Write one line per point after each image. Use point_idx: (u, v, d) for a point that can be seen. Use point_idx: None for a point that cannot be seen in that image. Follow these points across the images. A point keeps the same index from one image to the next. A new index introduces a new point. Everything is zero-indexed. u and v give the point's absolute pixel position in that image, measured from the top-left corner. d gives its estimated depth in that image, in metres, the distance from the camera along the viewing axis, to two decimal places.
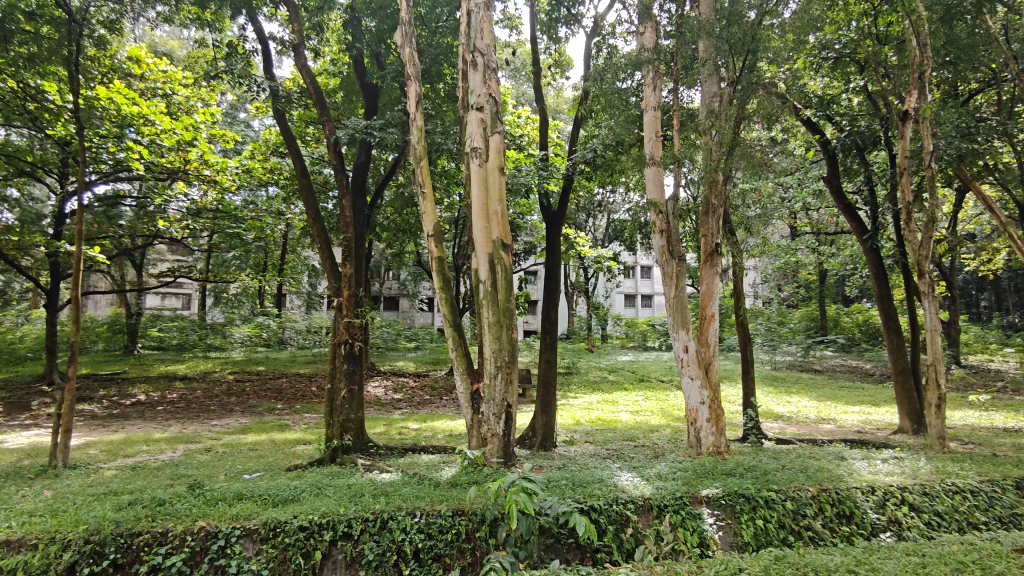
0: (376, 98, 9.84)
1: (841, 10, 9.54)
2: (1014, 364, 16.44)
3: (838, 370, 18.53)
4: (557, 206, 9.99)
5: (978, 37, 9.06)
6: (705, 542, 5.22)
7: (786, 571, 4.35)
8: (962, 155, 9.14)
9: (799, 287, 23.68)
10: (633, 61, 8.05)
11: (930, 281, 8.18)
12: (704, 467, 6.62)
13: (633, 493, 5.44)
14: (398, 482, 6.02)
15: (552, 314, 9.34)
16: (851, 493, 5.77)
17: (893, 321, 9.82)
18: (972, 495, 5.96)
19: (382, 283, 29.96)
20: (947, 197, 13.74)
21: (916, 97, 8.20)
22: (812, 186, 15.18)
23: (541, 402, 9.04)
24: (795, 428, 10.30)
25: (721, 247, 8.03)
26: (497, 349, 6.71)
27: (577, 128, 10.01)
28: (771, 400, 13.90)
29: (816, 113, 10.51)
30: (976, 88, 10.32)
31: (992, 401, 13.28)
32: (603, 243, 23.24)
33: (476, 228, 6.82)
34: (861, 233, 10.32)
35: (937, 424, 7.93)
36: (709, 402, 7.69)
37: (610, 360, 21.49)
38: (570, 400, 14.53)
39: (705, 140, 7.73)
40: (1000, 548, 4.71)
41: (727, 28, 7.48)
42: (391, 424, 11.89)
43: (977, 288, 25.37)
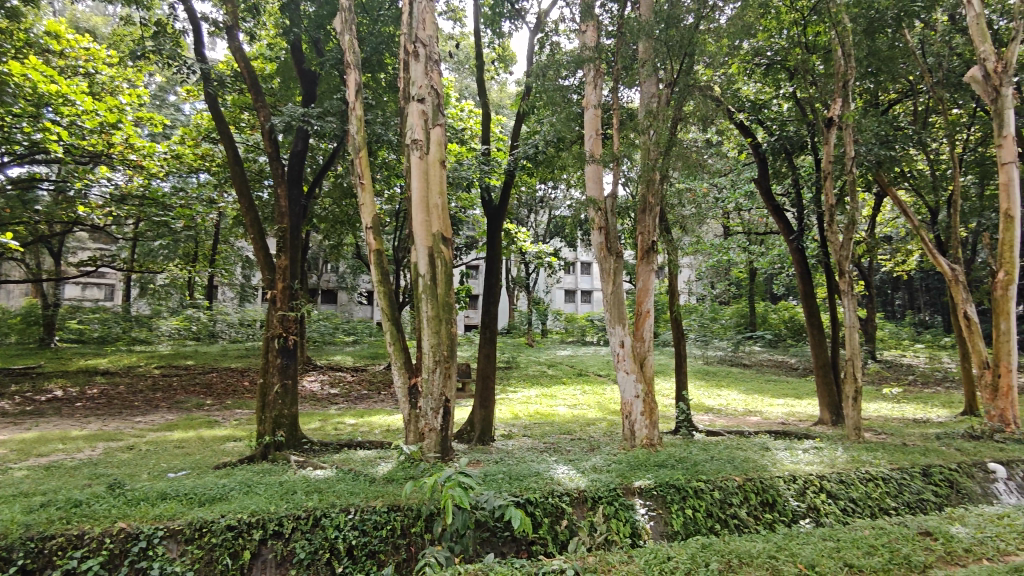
0: (315, 86, 9.53)
1: (773, 18, 9.90)
2: (924, 359, 17.61)
3: (765, 365, 19.32)
4: (498, 201, 9.99)
5: (896, 51, 9.61)
6: (637, 532, 5.35)
7: (711, 558, 4.50)
8: (881, 162, 9.68)
9: (730, 284, 24.58)
10: (575, 59, 8.11)
11: (850, 281, 8.60)
12: (637, 459, 6.78)
13: (568, 486, 5.51)
14: (332, 479, 5.91)
15: (492, 308, 9.34)
16: (774, 481, 6.03)
17: (815, 318, 10.26)
18: (884, 482, 6.34)
19: (320, 275, 29.29)
20: (867, 202, 14.56)
21: (840, 105, 8.55)
22: (744, 188, 15.78)
23: (479, 396, 9.04)
24: (724, 420, 10.69)
25: (657, 245, 8.23)
26: (435, 344, 6.65)
27: (519, 123, 10.04)
28: (702, 393, 14.39)
29: (748, 117, 10.99)
30: (895, 99, 10.91)
31: (904, 393, 14.16)
32: (544, 239, 23.45)
33: (416, 221, 6.74)
34: (788, 234, 10.77)
35: (853, 415, 8.36)
36: (644, 395, 7.87)
37: (550, 354, 21.75)
38: (508, 394, 14.60)
39: (643, 140, 7.88)
40: (907, 532, 5.02)
41: (666, 31, 7.69)
42: (327, 419, 11.64)
43: (892, 288, 26.97)
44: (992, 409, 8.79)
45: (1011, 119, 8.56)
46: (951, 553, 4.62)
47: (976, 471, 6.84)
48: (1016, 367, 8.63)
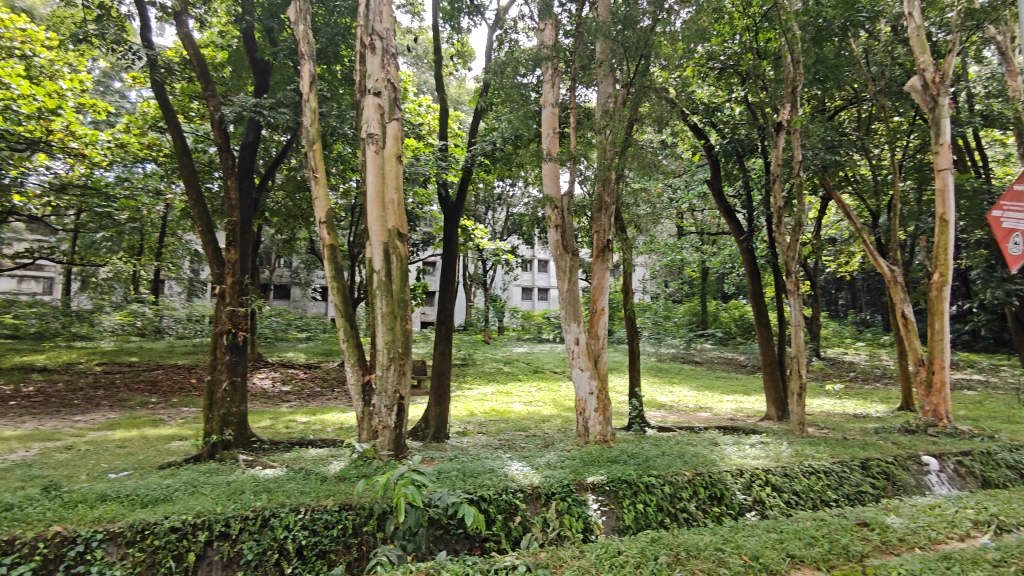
0: (267, 76, 9.29)
1: (726, 23, 10.12)
2: (865, 356, 18.33)
3: (715, 362, 19.78)
4: (455, 198, 9.95)
5: (842, 59, 9.97)
6: (589, 527, 5.41)
7: (661, 552, 4.58)
8: (826, 166, 10.02)
9: (683, 283, 25.09)
10: (533, 57, 8.12)
11: (796, 281, 8.88)
12: (590, 456, 6.85)
13: (522, 483, 5.53)
14: (282, 478, 5.79)
15: (448, 305, 9.29)
16: (723, 476, 6.18)
17: (763, 317, 10.55)
18: (825, 475, 6.57)
19: (272, 270, 28.63)
20: (813, 204, 15.06)
21: (789, 110, 8.82)
22: (697, 189, 16.12)
23: (434, 393, 8.99)
24: (675, 416, 10.92)
25: (612, 244, 8.33)
26: (390, 341, 6.58)
27: (477, 120, 10.01)
28: (654, 390, 14.66)
29: (702, 119, 11.22)
30: (841, 105, 11.29)
31: (846, 390, 14.71)
32: (502, 236, 23.47)
33: (371, 216, 6.66)
34: (739, 235, 11.04)
35: (798, 411, 8.64)
36: (598, 392, 7.96)
37: (506, 351, 21.79)
38: (464, 391, 14.57)
39: (600, 139, 7.97)
40: (846, 523, 5.21)
41: (622, 32, 7.78)
42: (278, 417, 11.41)
43: (836, 288, 27.99)
44: (926, 405, 9.22)
45: (947, 128, 8.97)
46: (886, 542, 4.82)
47: (910, 463, 7.15)
48: (948, 364, 9.07)
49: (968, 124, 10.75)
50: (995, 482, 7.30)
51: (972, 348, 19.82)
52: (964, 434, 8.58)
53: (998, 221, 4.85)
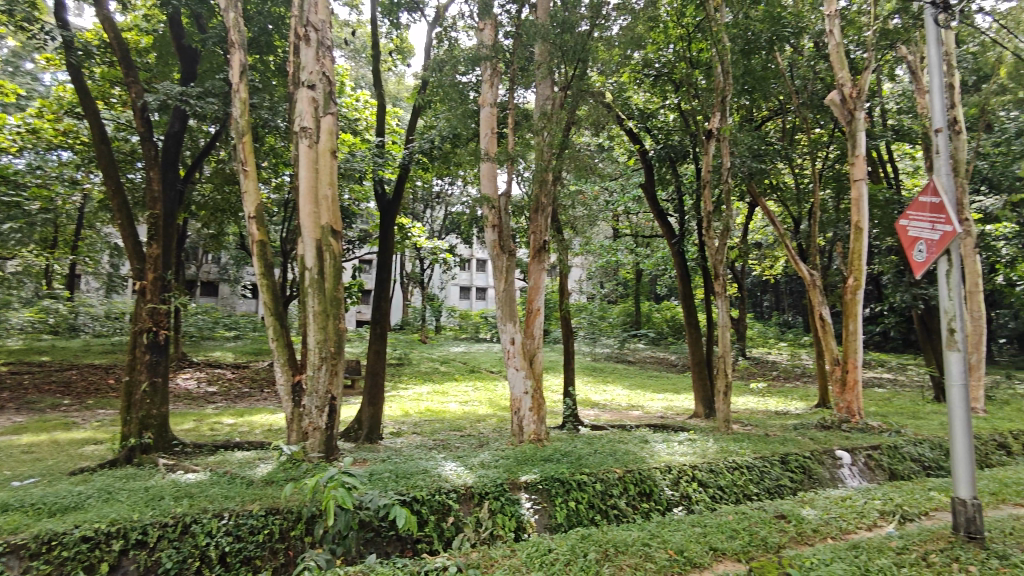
0: (195, 64, 8.95)
1: (661, 31, 10.40)
2: (787, 356, 19.22)
3: (647, 361, 20.26)
4: (391, 195, 9.80)
5: (769, 72, 10.39)
6: (522, 526, 5.45)
7: (591, 549, 4.65)
8: (753, 174, 10.45)
9: (618, 284, 25.60)
10: (472, 56, 8.08)
11: (723, 283, 9.22)
12: (524, 455, 6.89)
13: (456, 483, 5.51)
14: (205, 482, 5.56)
15: (383, 305, 9.16)
16: (652, 472, 6.35)
17: (693, 318, 10.88)
18: (748, 470, 6.85)
19: (199, 266, 27.44)
20: (741, 210, 15.66)
21: (719, 118, 9.14)
22: (632, 192, 16.51)
23: (367, 393, 8.84)
24: (608, 414, 11.14)
25: (548, 245, 8.43)
26: (322, 340, 6.43)
27: (414, 117, 9.90)
28: (589, 389, 14.91)
29: (637, 124, 11.48)
30: (767, 116, 11.78)
31: (768, 388, 15.38)
32: (440, 235, 23.31)
33: (303, 212, 6.48)
34: (671, 238, 11.34)
35: (723, 408, 8.99)
36: (532, 391, 8.03)
37: (442, 350, 21.67)
38: (399, 391, 14.39)
39: (538, 140, 8.03)
40: (765, 515, 5.45)
41: (561, 35, 7.88)
42: (202, 419, 10.95)
43: (761, 290, 29.21)
44: (840, 402, 9.74)
45: (862, 141, 9.50)
46: (801, 533, 5.08)
47: (825, 457, 7.55)
48: (861, 364, 9.62)
49: (881, 138, 11.42)
50: (901, 474, 7.79)
51: (882, 348, 21.12)
52: (874, 429, 9.11)
53: (904, 230, 5.22)
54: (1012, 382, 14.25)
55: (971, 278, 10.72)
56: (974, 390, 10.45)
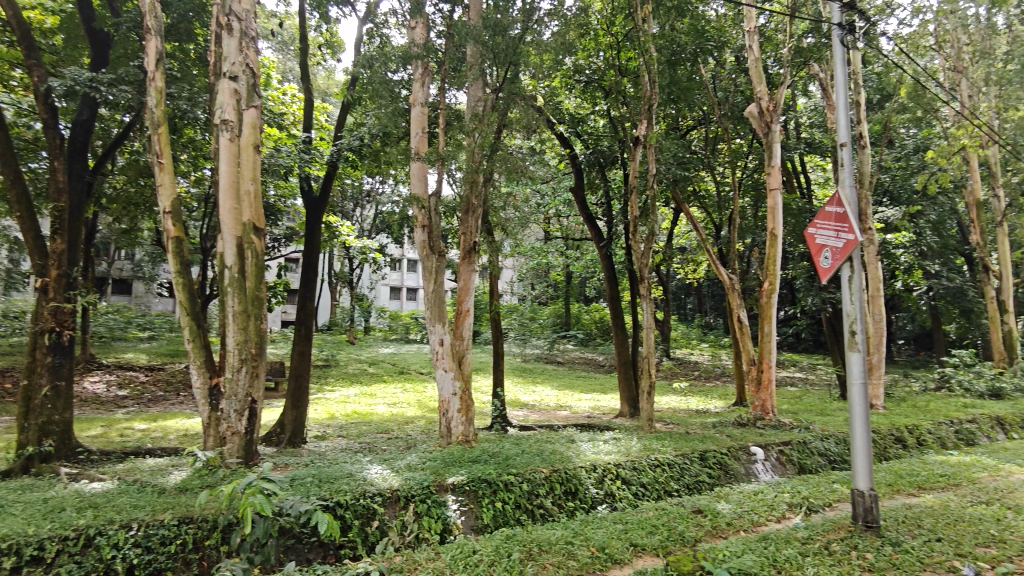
0: (107, 49, 8.38)
1: (591, 39, 10.63)
2: (708, 356, 20.00)
3: (576, 362, 20.62)
4: (319, 192, 9.54)
5: (693, 83, 10.80)
6: (448, 528, 5.43)
7: (514, 549, 4.69)
8: (677, 180, 10.82)
9: (548, 286, 25.91)
10: (402, 54, 7.96)
11: (648, 286, 9.50)
12: (452, 456, 6.89)
13: (381, 486, 5.43)
14: (112, 492, 5.25)
15: (308, 305, 8.92)
16: (577, 472, 6.46)
17: (619, 319, 11.13)
18: (669, 467, 7.07)
19: (111, 263, 25.87)
20: (666, 215, 16.16)
21: (646, 126, 9.40)
22: (562, 196, 16.78)
23: (291, 397, 8.59)
24: (536, 415, 11.25)
25: (478, 246, 8.45)
26: (242, 341, 6.20)
27: (343, 114, 9.69)
28: (518, 389, 15.03)
29: (568, 129, 11.65)
30: (692, 125, 12.22)
31: (690, 387, 15.96)
32: (370, 234, 22.93)
33: (223, 208, 6.23)
34: (600, 241, 11.56)
35: (647, 408, 9.24)
36: (461, 392, 8.01)
37: (371, 352, 21.29)
38: (325, 393, 14.05)
39: (469, 141, 8.02)
40: (683, 511, 5.64)
41: (493, 37, 7.94)
42: (111, 425, 10.34)
43: (685, 293, 30.26)
44: (756, 400, 10.19)
45: (778, 153, 9.98)
46: (716, 527, 5.29)
47: (741, 453, 7.89)
48: (774, 364, 10.11)
49: (795, 150, 12.08)
50: (809, 468, 8.25)
51: (794, 349, 22.33)
52: (786, 426, 9.60)
53: (812, 237, 5.51)
54: (908, 380, 15.35)
55: (873, 284, 11.47)
56: (874, 388, 11.21)
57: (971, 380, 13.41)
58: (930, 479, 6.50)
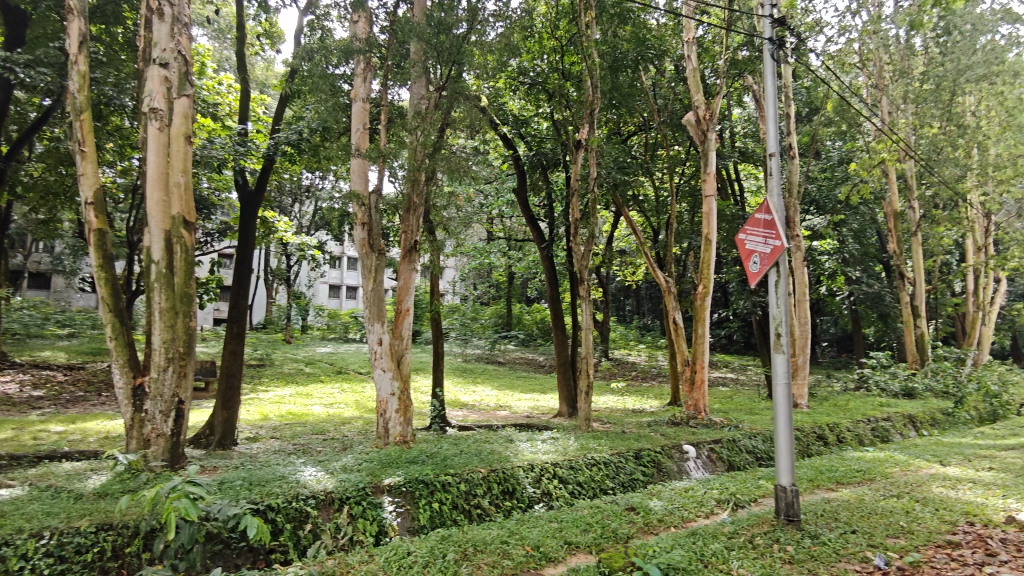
0: (21, 28, 8.55)
1: (535, 42, 10.72)
2: (645, 357, 20.50)
3: (516, 363, 20.73)
4: (254, 187, 9.24)
5: (634, 89, 11.05)
6: (384, 530, 5.37)
7: (449, 549, 4.67)
8: (617, 184, 11.03)
9: (490, 286, 25.97)
10: (344, 48, 7.81)
11: (587, 287, 9.65)
12: (389, 457, 6.81)
13: (315, 488, 5.30)
14: (22, 499, 4.93)
15: (241, 302, 8.63)
16: (515, 471, 6.51)
17: (560, 320, 11.24)
18: (604, 465, 7.21)
19: (27, 255, 24.34)
20: (607, 218, 16.46)
21: (587, 130, 9.55)
22: (505, 196, 16.84)
23: (221, 397, 8.30)
24: (475, 415, 11.25)
25: (419, 245, 8.39)
26: (168, 340, 5.93)
27: (282, 106, 9.43)
28: (458, 389, 15.00)
29: (512, 130, 11.69)
30: (633, 131, 12.49)
31: (627, 387, 16.32)
32: (308, 231, 22.41)
33: (150, 199, 5.94)
34: (541, 242, 11.65)
35: (585, 407, 9.38)
36: (399, 392, 7.93)
37: (308, 351, 20.81)
38: (258, 393, 13.65)
39: (410, 139, 7.95)
40: (617, 508, 5.76)
41: (437, 36, 7.89)
42: (23, 428, 9.74)
43: (624, 296, 30.92)
44: (689, 400, 10.47)
45: (712, 160, 10.31)
46: (648, 524, 5.42)
47: (674, 452, 8.12)
48: (707, 365, 10.43)
49: (729, 159, 12.52)
50: (738, 465, 8.56)
51: (727, 350, 23.14)
52: (717, 425, 9.93)
53: (742, 243, 5.71)
54: (830, 380, 16.15)
55: (799, 288, 12.00)
56: (798, 388, 11.75)
57: (887, 380, 14.22)
58: (847, 475, 6.86)
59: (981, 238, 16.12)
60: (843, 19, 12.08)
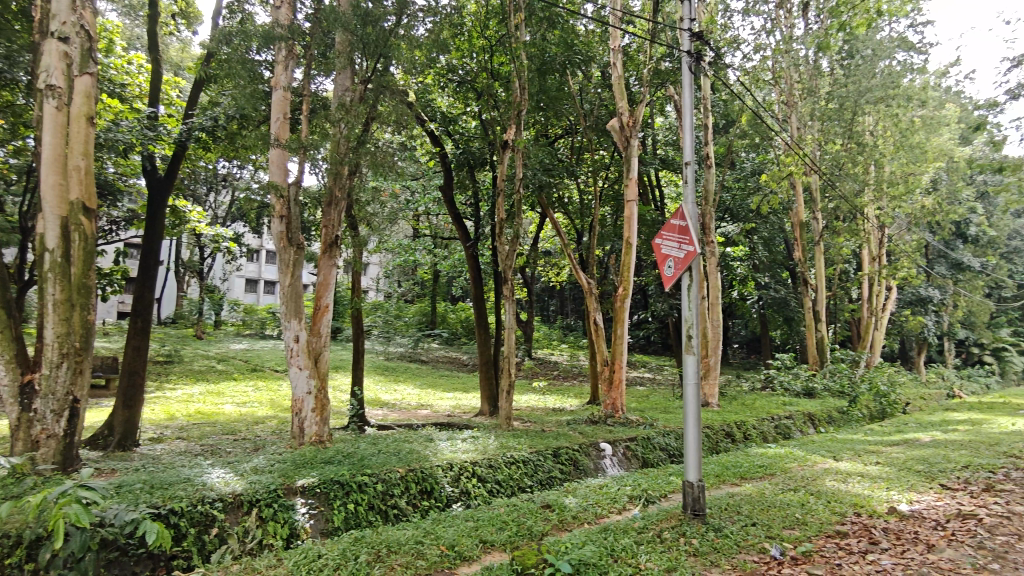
0: None
1: (465, 40, 10.73)
2: (566, 357, 20.87)
3: (439, 361, 20.63)
4: (163, 174, 8.72)
5: (562, 93, 11.23)
6: (295, 533, 5.22)
7: (361, 551, 4.59)
8: (542, 186, 11.16)
9: (415, 284, 25.71)
10: (264, 34, 7.51)
11: (511, 287, 9.71)
12: (303, 457, 6.61)
13: (222, 491, 5.08)
14: None
15: (145, 294, 8.15)
16: (433, 470, 6.47)
17: (483, 319, 11.25)
18: (523, 464, 7.29)
19: None
20: (532, 219, 16.64)
21: (514, 130, 9.62)
22: (432, 193, 16.72)
23: (122, 395, 7.80)
24: (396, 414, 11.12)
25: (341, 239, 8.20)
26: (63, 334, 5.51)
27: (196, 91, 8.97)
28: (379, 388, 14.77)
29: (439, 127, 11.60)
30: (559, 134, 12.68)
31: (548, 386, 16.57)
32: (224, 221, 21.46)
33: (45, 182, 5.51)
34: (467, 240, 11.62)
35: (506, 406, 9.44)
36: (315, 391, 7.71)
37: (221, 347, 19.94)
38: (165, 391, 12.94)
39: (334, 131, 7.75)
40: (532, 506, 5.84)
41: (363, 27, 7.73)
42: None
43: (548, 296, 31.35)
44: (608, 399, 10.70)
45: (634, 165, 10.60)
46: (562, 521, 5.52)
47: (591, 449, 8.31)
48: (625, 364, 10.71)
49: (650, 165, 12.93)
50: (651, 462, 8.85)
51: (645, 351, 23.90)
52: (633, 423, 10.22)
53: (658, 247, 5.90)
54: (739, 380, 16.96)
55: (713, 292, 12.54)
56: (709, 388, 12.29)
57: (790, 380, 15.09)
58: (750, 470, 7.23)
59: (876, 249, 17.37)
60: (758, 38, 12.73)
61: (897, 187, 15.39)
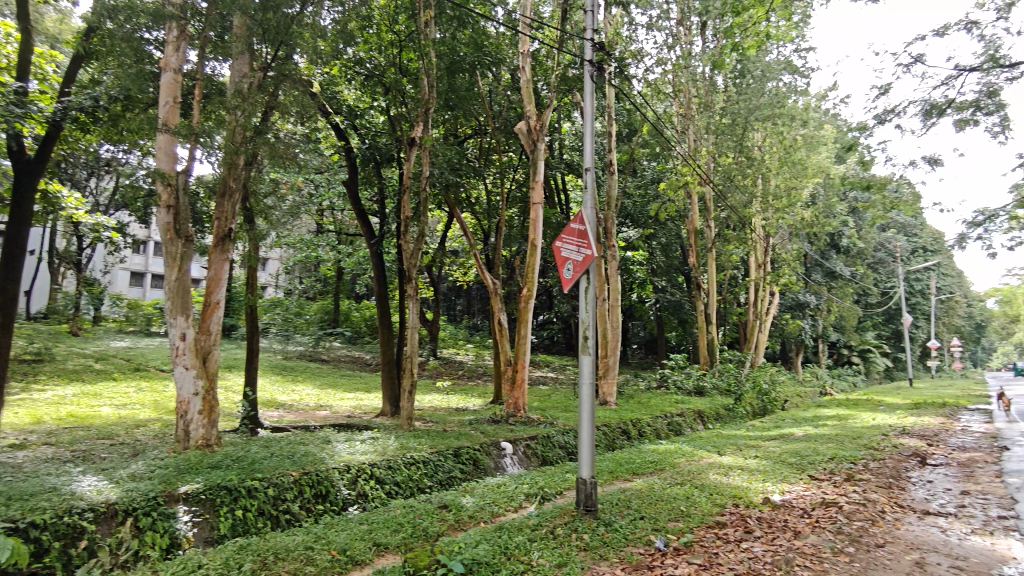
0: None
1: (373, 34, 10.51)
2: (471, 356, 20.91)
3: (341, 361, 20.10)
4: (33, 156, 7.89)
5: (471, 93, 11.22)
6: (175, 542, 4.93)
7: (245, 559, 4.40)
8: (449, 185, 11.11)
9: (317, 280, 24.89)
10: (153, 11, 6.99)
11: (415, 286, 9.59)
12: (188, 461, 6.25)
13: (92, 500, 4.70)
14: None
15: (9, 288, 7.40)
16: (329, 473, 6.30)
17: (387, 317, 11.04)
18: (423, 464, 7.23)
19: None
20: (439, 217, 16.52)
21: (421, 128, 9.52)
22: (336, 187, 16.25)
23: None
24: (292, 414, 10.74)
25: (235, 232, 7.81)
26: None
27: (73, 67, 8.24)
28: (275, 388, 14.22)
29: (345, 120, 11.29)
30: (468, 134, 12.66)
31: (452, 386, 16.54)
32: (106, 209, 19.87)
33: None
34: (371, 237, 11.37)
35: (407, 407, 9.31)
36: (203, 392, 7.30)
37: (101, 345, 18.48)
38: (31, 393, 11.82)
39: (229, 119, 7.35)
40: (429, 506, 5.82)
41: (263, 12, 7.37)
42: None
43: (455, 295, 31.29)
44: (510, 398, 10.79)
45: (541, 168, 10.76)
46: (458, 520, 5.52)
47: (492, 449, 8.37)
48: (528, 364, 10.86)
49: (556, 169, 13.18)
50: (550, 460, 9.05)
51: (549, 350, 24.34)
52: (534, 422, 10.40)
53: (558, 250, 6.00)
54: (636, 379, 17.64)
55: (613, 294, 12.94)
56: (607, 387, 12.68)
57: (683, 379, 15.87)
58: (642, 466, 7.55)
59: (761, 257, 18.58)
60: (660, 52, 13.29)
61: (781, 200, 16.55)
